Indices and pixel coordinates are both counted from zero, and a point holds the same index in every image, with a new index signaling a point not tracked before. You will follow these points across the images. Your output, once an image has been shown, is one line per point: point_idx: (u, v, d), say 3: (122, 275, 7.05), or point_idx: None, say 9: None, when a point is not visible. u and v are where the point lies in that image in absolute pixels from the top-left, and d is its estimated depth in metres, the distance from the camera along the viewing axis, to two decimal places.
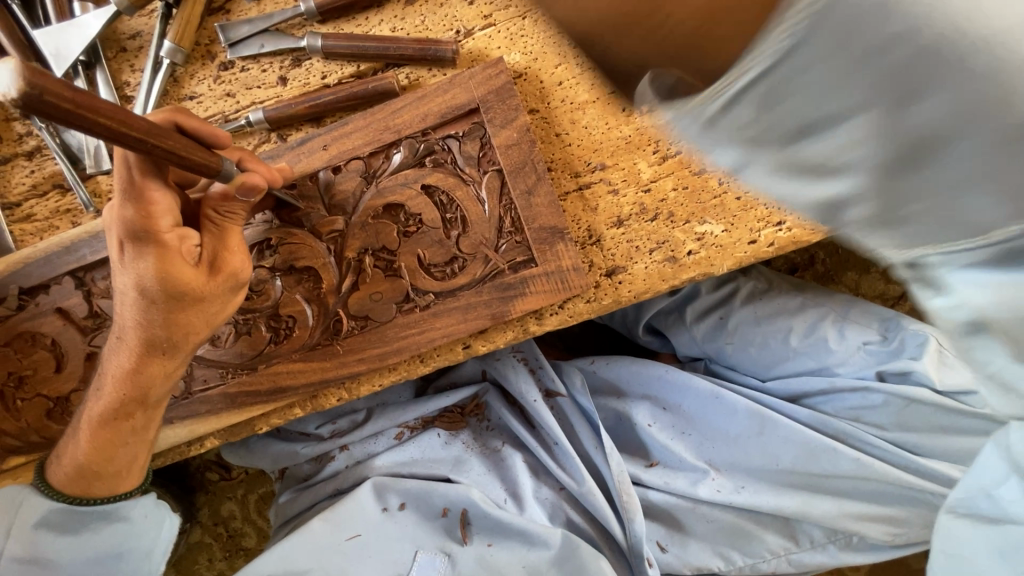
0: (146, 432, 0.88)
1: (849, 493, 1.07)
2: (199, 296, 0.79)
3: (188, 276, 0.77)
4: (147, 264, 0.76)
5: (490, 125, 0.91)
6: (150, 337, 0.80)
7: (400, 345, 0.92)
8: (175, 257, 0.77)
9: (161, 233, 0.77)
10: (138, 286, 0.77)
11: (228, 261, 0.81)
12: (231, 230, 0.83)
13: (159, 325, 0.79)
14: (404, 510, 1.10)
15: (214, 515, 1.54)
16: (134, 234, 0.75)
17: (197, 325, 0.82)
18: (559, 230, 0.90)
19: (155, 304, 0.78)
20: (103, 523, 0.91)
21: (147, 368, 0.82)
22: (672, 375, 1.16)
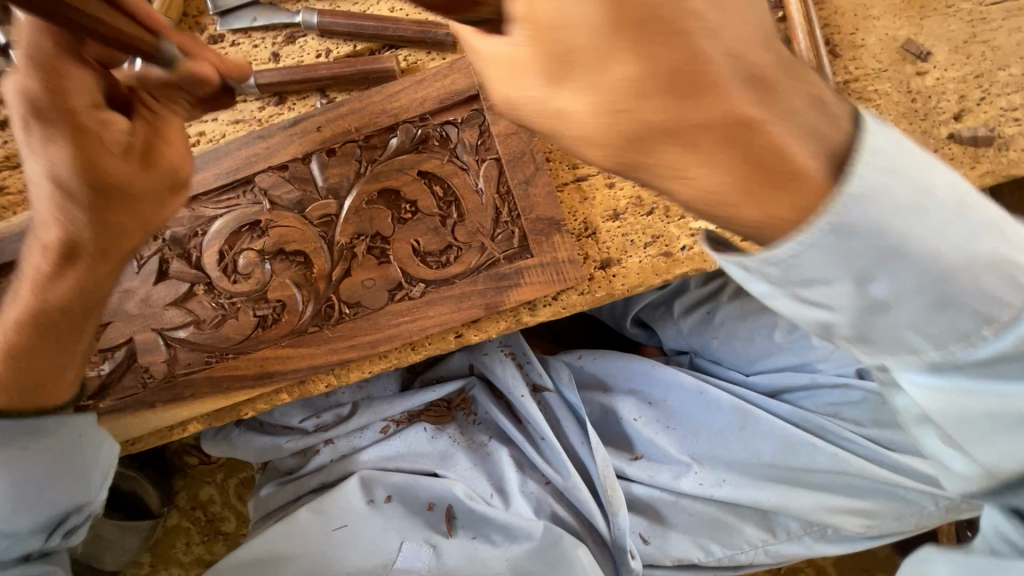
0: (75, 346, 0.79)
1: (827, 486, 1.10)
2: (130, 188, 0.69)
3: (118, 165, 0.68)
4: (60, 142, 0.65)
5: (490, 113, 0.89)
6: (72, 237, 0.70)
7: (393, 333, 0.91)
8: (95, 143, 0.66)
9: (76, 112, 0.65)
10: (53, 174, 0.66)
11: (162, 156, 0.72)
12: (173, 133, 0.74)
13: (86, 225, 0.70)
14: (390, 502, 1.11)
15: (192, 500, 1.52)
16: (41, 112, 0.64)
17: (125, 223, 0.72)
18: (556, 221, 0.90)
19: (77, 201, 0.68)
20: (36, 441, 0.78)
21: (66, 276, 0.72)
22: (658, 370, 1.18)
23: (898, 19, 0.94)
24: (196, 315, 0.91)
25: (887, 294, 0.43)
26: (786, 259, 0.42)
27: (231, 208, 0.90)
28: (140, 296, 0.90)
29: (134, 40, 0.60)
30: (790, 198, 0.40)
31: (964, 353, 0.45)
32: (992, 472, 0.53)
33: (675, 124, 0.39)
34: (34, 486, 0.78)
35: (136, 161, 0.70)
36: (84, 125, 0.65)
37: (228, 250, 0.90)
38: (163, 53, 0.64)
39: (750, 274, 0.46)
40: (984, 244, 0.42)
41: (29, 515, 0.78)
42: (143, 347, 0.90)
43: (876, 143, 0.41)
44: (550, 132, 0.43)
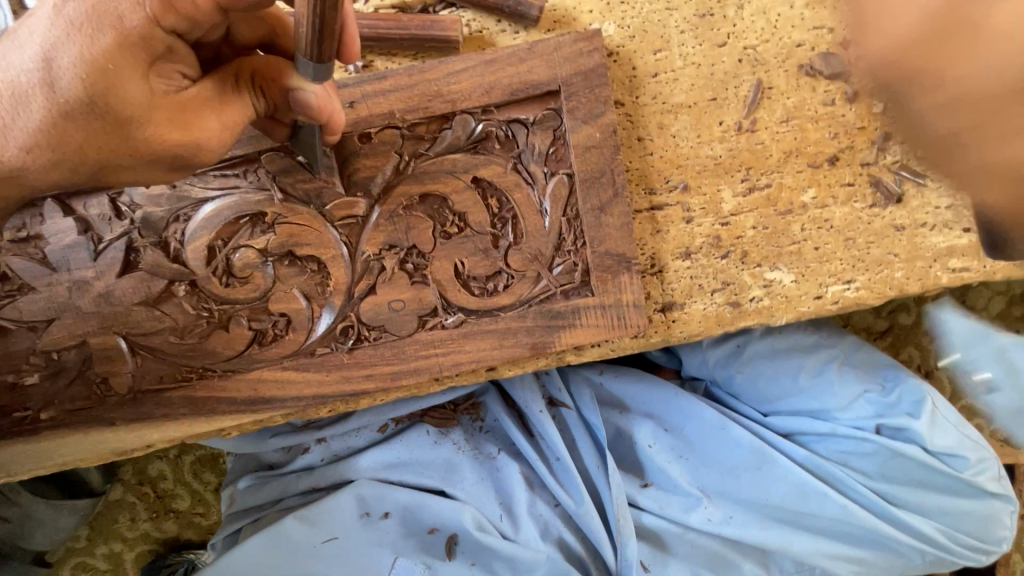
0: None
1: (827, 532, 1.09)
2: (125, 122, 0.55)
3: (132, 99, 0.54)
4: (80, 27, 0.52)
5: (570, 116, 0.72)
6: (9, 132, 0.55)
7: (419, 365, 0.77)
8: (131, 66, 0.53)
9: (151, 25, 0.53)
10: (49, 52, 0.53)
11: (194, 123, 0.57)
12: (233, 104, 0.60)
13: (39, 127, 0.54)
14: (387, 520, 1.00)
15: (139, 474, 1.35)
16: (104, 6, 0.52)
17: (83, 152, 0.56)
18: (626, 258, 0.77)
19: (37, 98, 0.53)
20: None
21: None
22: (681, 399, 1.14)
23: None
24: (172, 319, 0.72)
25: None
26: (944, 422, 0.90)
27: (227, 191, 0.70)
28: (97, 290, 0.70)
29: (320, 42, 0.50)
30: None
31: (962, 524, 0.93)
32: None
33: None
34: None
35: (165, 105, 0.56)
36: (126, 38, 0.52)
37: (221, 245, 0.71)
38: (315, 65, 0.53)
39: None
40: None
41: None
42: (100, 353, 0.71)
43: None
44: None
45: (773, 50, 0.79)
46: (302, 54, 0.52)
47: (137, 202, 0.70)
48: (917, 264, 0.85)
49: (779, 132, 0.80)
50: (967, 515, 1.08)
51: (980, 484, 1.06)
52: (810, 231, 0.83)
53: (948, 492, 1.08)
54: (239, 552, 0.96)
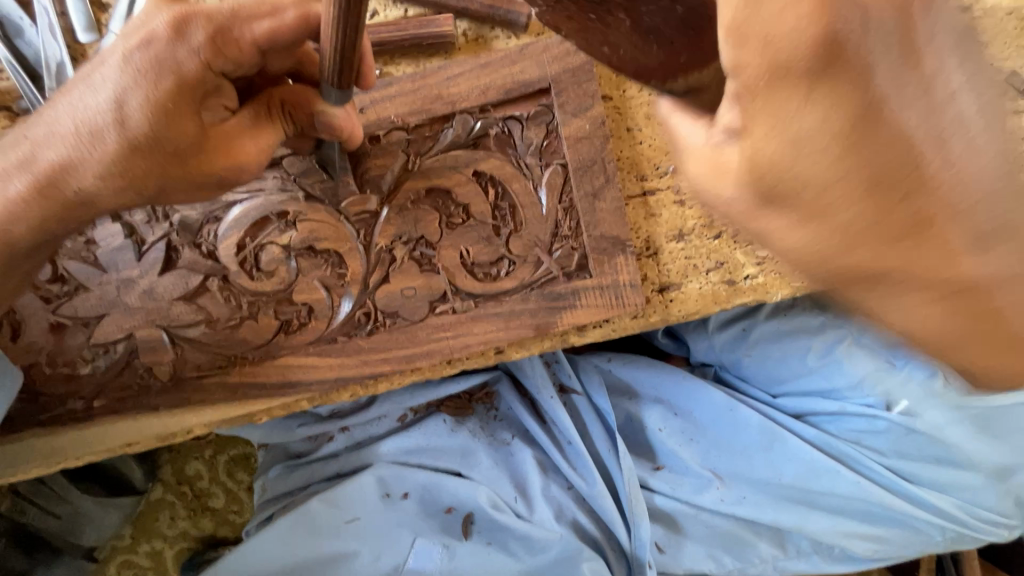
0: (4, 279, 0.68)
1: (842, 510, 1.10)
2: (180, 153, 0.63)
3: (188, 132, 0.62)
4: (148, 75, 0.61)
5: (561, 110, 0.78)
6: (80, 172, 0.62)
7: (431, 348, 0.83)
8: (186, 103, 0.62)
9: (202, 70, 0.62)
10: (119, 98, 0.61)
11: (237, 150, 0.66)
12: (267, 130, 0.69)
13: (109, 163, 0.61)
14: (406, 500, 1.06)
15: (177, 474, 1.44)
16: (161, 58, 0.61)
17: (145, 182, 0.63)
18: (621, 241, 0.82)
19: (105, 140, 0.61)
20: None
21: (45, 204, 0.63)
22: (689, 382, 1.17)
23: (1005, 48, 0.85)
24: (208, 312, 0.80)
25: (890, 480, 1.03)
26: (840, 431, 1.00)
27: (254, 194, 0.78)
28: (142, 287, 0.78)
29: (342, 71, 0.57)
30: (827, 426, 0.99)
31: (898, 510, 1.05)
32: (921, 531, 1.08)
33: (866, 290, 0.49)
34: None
35: (214, 137, 0.65)
36: (183, 80, 0.61)
37: (251, 241, 0.79)
38: (339, 92, 0.61)
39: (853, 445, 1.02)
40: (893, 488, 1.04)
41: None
42: (145, 344, 0.79)
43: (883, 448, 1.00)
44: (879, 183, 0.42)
45: None
46: (326, 83, 0.60)
47: (175, 206, 0.78)
48: None
49: None
50: (985, 488, 1.08)
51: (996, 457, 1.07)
52: None
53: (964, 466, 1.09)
54: (269, 535, 1.02)
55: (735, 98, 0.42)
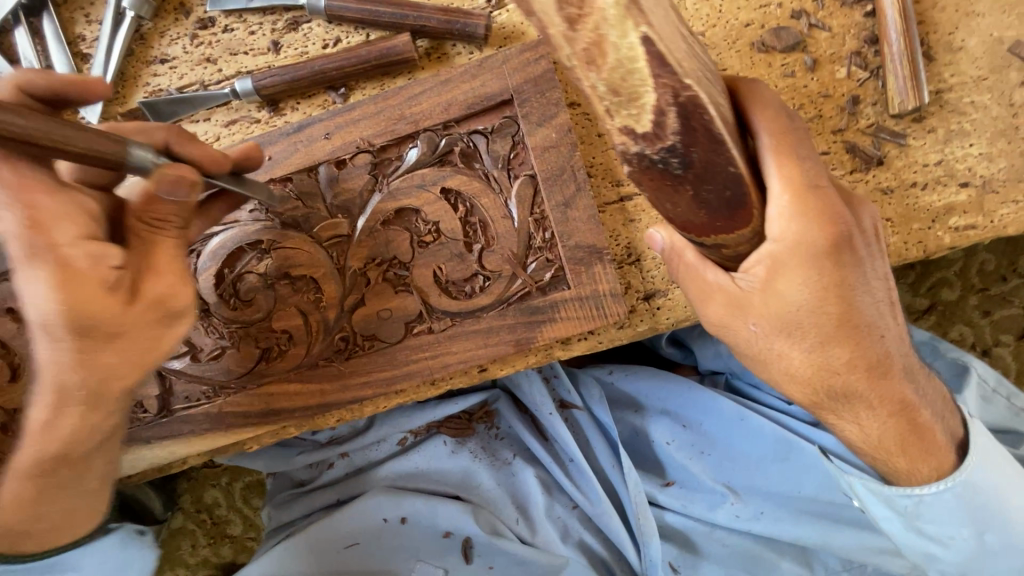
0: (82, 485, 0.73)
1: (875, 525, 1.00)
2: (115, 327, 0.61)
3: (103, 310, 0.59)
4: (38, 277, 0.58)
5: (525, 121, 0.77)
6: (61, 384, 0.62)
7: (412, 369, 0.81)
8: (81, 282, 0.59)
9: (59, 247, 0.59)
10: (36, 321, 0.59)
11: (151, 286, 0.62)
12: (161, 245, 0.64)
13: (69, 368, 0.61)
14: (407, 523, 1.05)
15: (196, 502, 1.46)
16: (27, 246, 0.58)
17: (114, 362, 0.62)
18: (597, 249, 0.79)
19: (60, 340, 0.60)
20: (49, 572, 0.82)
21: (64, 421, 0.65)
22: (695, 392, 1.10)
23: (1006, 17, 0.79)
24: (193, 344, 0.81)
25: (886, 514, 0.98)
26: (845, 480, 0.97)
27: (229, 226, 0.80)
28: None
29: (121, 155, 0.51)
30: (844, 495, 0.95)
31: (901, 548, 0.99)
32: None
33: (789, 355, 0.61)
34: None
35: (123, 297, 0.61)
36: (61, 266, 0.58)
37: (230, 272, 0.80)
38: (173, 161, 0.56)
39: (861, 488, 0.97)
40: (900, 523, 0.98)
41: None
42: None
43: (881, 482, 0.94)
44: (797, 324, 0.58)
45: (722, 33, 0.81)
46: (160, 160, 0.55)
47: None
48: (913, 227, 0.81)
49: None
50: None
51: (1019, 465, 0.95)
52: None
53: None
54: (268, 559, 1.02)
55: (767, 257, 0.55)
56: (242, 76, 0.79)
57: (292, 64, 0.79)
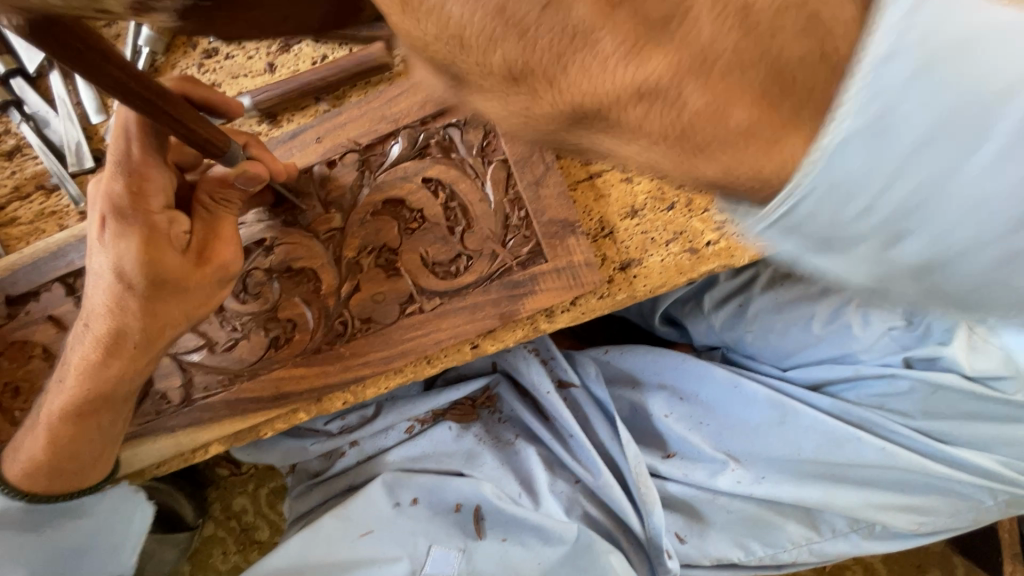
0: (113, 429, 0.84)
1: (873, 482, 1.03)
2: (182, 284, 0.75)
3: (171, 266, 0.74)
4: (128, 234, 0.73)
5: (494, 111, 0.85)
6: (122, 326, 0.76)
7: (406, 347, 0.88)
8: (161, 244, 0.74)
9: (151, 212, 0.74)
10: (117, 268, 0.73)
11: (218, 251, 0.77)
12: (223, 220, 0.79)
13: (136, 314, 0.75)
14: (416, 505, 1.09)
15: (225, 510, 1.53)
16: (122, 209, 0.73)
17: (176, 316, 0.77)
18: (570, 223, 0.85)
19: (135, 289, 0.74)
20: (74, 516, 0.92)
21: (116, 362, 0.78)
22: (688, 363, 1.12)
23: None
24: (209, 337, 0.90)
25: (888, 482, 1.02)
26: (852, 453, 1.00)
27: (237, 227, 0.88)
28: None
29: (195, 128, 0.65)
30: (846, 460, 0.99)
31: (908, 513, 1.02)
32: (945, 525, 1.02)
33: None
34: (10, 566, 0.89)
35: (190, 258, 0.76)
36: (145, 228, 0.73)
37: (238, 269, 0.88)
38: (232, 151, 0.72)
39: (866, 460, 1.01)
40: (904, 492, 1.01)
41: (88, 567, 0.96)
42: (159, 370, 0.89)
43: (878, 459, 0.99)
44: None
45: None
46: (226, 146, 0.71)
47: None
48: None
49: None
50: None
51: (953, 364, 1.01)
52: None
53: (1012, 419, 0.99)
54: (287, 549, 1.06)
55: None
56: (242, 93, 0.89)
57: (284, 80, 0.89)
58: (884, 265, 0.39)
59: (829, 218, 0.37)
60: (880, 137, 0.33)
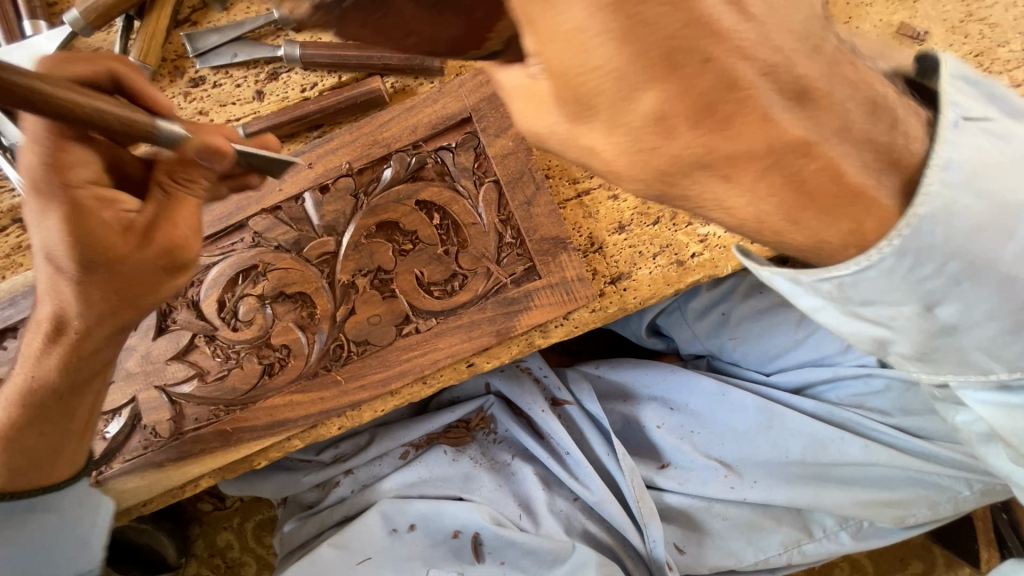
0: (69, 423, 0.77)
1: (859, 480, 1.07)
2: (116, 266, 0.64)
3: (102, 246, 0.63)
4: (54, 215, 0.61)
5: (484, 134, 0.87)
6: (60, 313, 0.68)
7: (403, 368, 0.88)
8: (92, 219, 0.62)
9: (74, 187, 0.62)
10: (46, 251, 0.63)
11: (168, 232, 0.67)
12: (178, 199, 0.69)
13: (77, 300, 0.66)
14: (414, 531, 1.08)
15: (209, 547, 1.48)
16: (40, 183, 0.61)
17: (112, 300, 0.68)
18: (561, 240, 0.88)
19: (66, 271, 0.64)
20: (30, 518, 0.79)
21: (58, 351, 0.71)
22: (677, 374, 1.15)
23: (890, 5, 0.94)
24: (200, 367, 0.88)
25: (874, 480, 1.07)
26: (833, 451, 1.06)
27: (228, 255, 0.87)
28: (139, 354, 0.87)
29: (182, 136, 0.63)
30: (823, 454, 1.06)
31: (899, 512, 1.05)
32: (933, 518, 1.07)
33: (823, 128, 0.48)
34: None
35: (126, 238, 0.64)
36: (69, 205, 0.61)
37: (230, 299, 0.87)
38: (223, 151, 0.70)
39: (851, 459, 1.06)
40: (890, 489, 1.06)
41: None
42: (147, 405, 0.87)
43: (858, 455, 1.05)
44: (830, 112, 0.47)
45: None
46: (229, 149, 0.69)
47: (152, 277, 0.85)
48: None
49: None
50: None
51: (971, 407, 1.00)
52: None
53: None
54: None
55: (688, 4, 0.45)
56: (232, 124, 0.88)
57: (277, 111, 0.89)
58: (923, 327, 0.54)
59: (871, 289, 0.52)
60: (920, 260, 0.49)
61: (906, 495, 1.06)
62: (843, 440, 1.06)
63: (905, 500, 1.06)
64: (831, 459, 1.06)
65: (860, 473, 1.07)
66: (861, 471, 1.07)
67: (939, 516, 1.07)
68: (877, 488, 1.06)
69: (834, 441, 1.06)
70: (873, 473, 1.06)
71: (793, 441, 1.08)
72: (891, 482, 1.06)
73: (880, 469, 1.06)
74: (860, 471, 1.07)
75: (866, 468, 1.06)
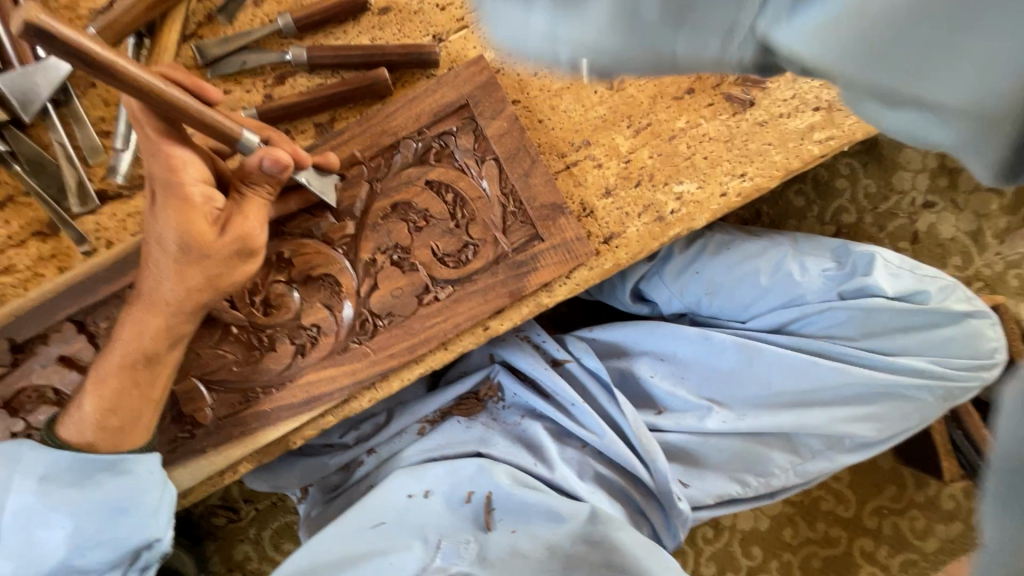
0: (152, 390, 0.86)
1: (836, 401, 1.21)
2: (206, 252, 0.81)
3: (198, 234, 0.80)
4: (166, 209, 0.79)
5: (481, 118, 0.98)
6: (157, 291, 0.83)
7: (428, 335, 0.96)
8: (193, 213, 0.80)
9: (185, 185, 0.80)
10: (158, 236, 0.81)
11: (240, 225, 0.82)
12: (251, 200, 0.83)
13: (172, 278, 0.82)
14: (431, 497, 1.13)
15: (228, 561, 1.48)
16: (160, 184, 0.80)
17: (199, 282, 0.82)
18: (558, 205, 0.98)
19: (168, 252, 0.81)
20: (110, 477, 0.84)
21: (146, 327, 0.83)
22: (661, 327, 1.26)
23: None
24: (229, 354, 0.93)
25: (851, 398, 1.21)
26: (810, 379, 1.20)
27: None
28: None
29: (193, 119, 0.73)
30: (799, 380, 1.20)
31: (875, 425, 1.21)
32: (903, 427, 1.23)
33: None
34: (23, 524, 0.80)
35: (209, 229, 0.81)
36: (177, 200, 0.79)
37: (259, 285, 0.93)
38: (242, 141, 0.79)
39: (825, 384, 1.20)
40: (865, 405, 1.21)
41: (101, 553, 0.84)
42: (184, 395, 0.92)
43: (832, 378, 1.19)
44: None
45: None
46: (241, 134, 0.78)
47: None
48: (789, 145, 1.05)
49: (641, 85, 1.06)
50: (953, 339, 1.21)
51: (950, 307, 1.20)
52: (694, 146, 1.05)
53: (926, 327, 1.21)
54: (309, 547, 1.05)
55: None
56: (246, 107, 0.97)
57: (288, 97, 0.97)
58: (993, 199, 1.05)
59: None
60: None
61: (881, 409, 1.21)
62: (818, 367, 1.20)
63: (878, 414, 1.21)
64: (809, 385, 1.20)
65: (836, 395, 1.21)
66: (837, 393, 1.21)
67: (908, 424, 1.23)
68: (853, 406, 1.21)
69: (810, 369, 1.20)
70: (849, 393, 1.21)
71: (772, 372, 1.21)
72: (864, 400, 1.21)
73: (854, 389, 1.21)
74: (836, 394, 1.21)
75: (842, 390, 1.21)
